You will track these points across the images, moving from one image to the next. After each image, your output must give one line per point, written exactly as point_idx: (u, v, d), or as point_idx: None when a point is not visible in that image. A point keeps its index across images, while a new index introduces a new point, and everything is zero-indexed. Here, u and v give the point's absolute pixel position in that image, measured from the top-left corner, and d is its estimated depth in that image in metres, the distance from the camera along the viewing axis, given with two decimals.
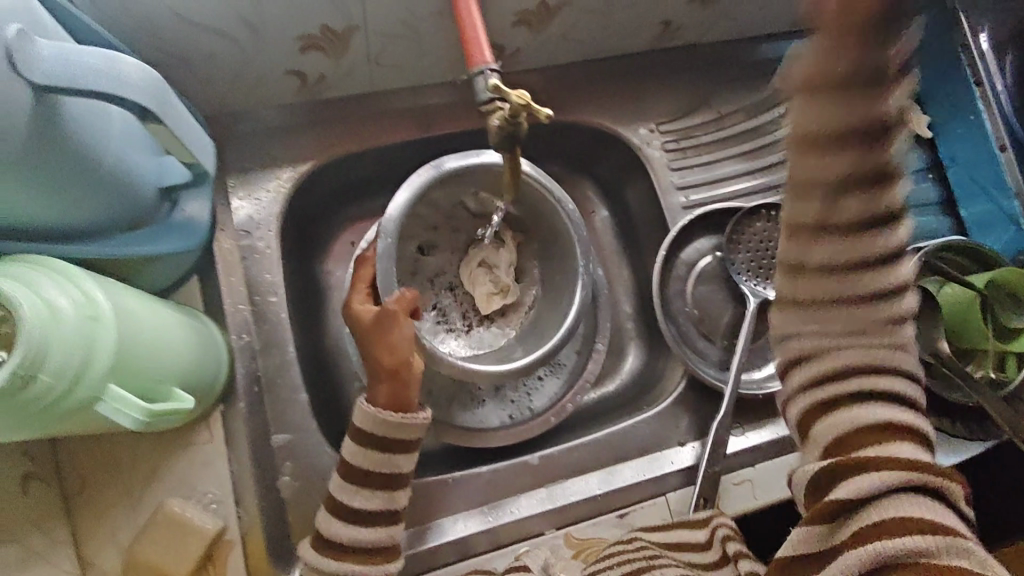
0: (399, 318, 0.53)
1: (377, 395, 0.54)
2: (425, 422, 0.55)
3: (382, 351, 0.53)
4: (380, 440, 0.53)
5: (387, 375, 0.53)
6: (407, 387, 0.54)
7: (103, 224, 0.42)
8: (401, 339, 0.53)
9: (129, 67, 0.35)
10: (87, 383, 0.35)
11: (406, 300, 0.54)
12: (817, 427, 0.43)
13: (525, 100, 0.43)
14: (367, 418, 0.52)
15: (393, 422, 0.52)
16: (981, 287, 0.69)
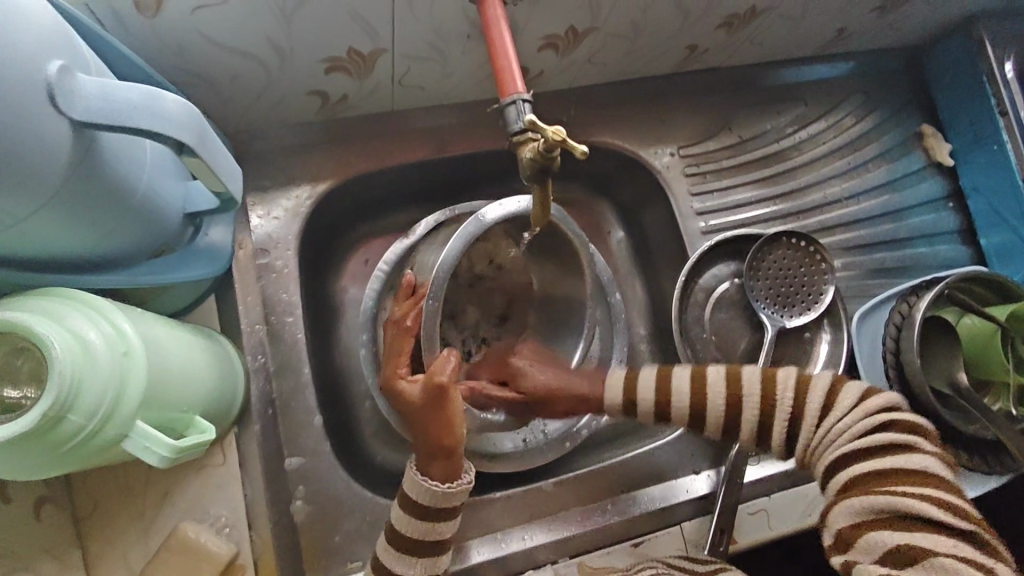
0: (447, 392, 0.50)
1: (426, 464, 0.51)
2: (472, 486, 0.52)
3: (432, 427, 0.50)
4: (429, 510, 0.51)
5: (437, 448, 0.51)
6: (456, 457, 0.51)
7: (131, 252, 0.42)
8: (455, 411, 0.50)
9: (172, 103, 0.34)
10: (116, 423, 0.33)
11: (452, 369, 0.51)
12: (838, 475, 0.48)
13: (561, 137, 0.42)
14: (417, 488, 0.51)
15: (441, 492, 0.50)
16: (1003, 320, 0.68)
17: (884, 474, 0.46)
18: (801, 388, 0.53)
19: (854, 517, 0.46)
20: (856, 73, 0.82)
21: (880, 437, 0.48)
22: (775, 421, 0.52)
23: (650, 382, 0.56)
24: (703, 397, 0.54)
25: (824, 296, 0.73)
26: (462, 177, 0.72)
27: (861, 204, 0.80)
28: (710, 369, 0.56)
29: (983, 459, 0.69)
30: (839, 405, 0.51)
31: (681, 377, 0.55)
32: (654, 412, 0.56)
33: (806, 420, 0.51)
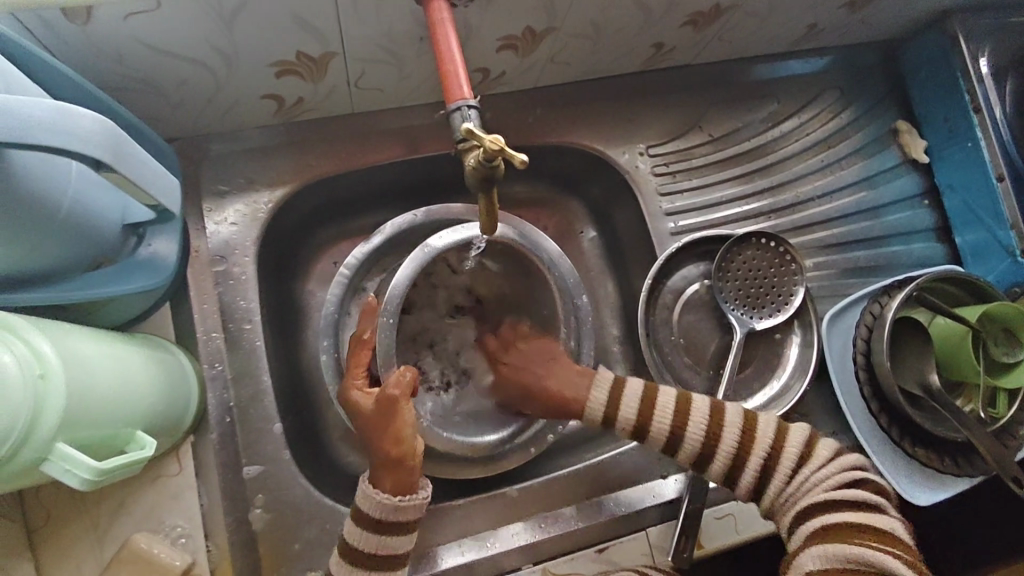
0: (400, 403, 0.53)
1: (380, 479, 0.52)
2: (427, 502, 0.52)
3: (385, 439, 0.52)
4: (385, 523, 0.51)
5: (390, 462, 0.52)
6: (410, 471, 0.52)
7: (63, 268, 0.42)
8: (405, 424, 0.52)
9: (84, 118, 0.35)
10: (33, 444, 0.34)
11: (404, 382, 0.53)
12: (806, 525, 0.50)
13: (499, 145, 0.41)
14: (369, 500, 0.51)
15: (394, 505, 0.50)
16: (974, 320, 0.65)
17: (853, 528, 0.48)
18: (746, 427, 0.55)
19: (823, 563, 0.47)
20: (831, 69, 0.80)
21: (851, 493, 0.50)
22: (686, 433, 0.56)
23: (604, 391, 0.58)
24: (649, 410, 0.57)
25: (794, 298, 0.71)
26: (427, 179, 0.71)
27: (835, 202, 0.78)
28: (630, 382, 0.59)
29: (956, 461, 0.67)
30: (787, 454, 0.54)
31: (634, 392, 0.58)
32: (601, 419, 0.58)
33: (721, 445, 0.55)
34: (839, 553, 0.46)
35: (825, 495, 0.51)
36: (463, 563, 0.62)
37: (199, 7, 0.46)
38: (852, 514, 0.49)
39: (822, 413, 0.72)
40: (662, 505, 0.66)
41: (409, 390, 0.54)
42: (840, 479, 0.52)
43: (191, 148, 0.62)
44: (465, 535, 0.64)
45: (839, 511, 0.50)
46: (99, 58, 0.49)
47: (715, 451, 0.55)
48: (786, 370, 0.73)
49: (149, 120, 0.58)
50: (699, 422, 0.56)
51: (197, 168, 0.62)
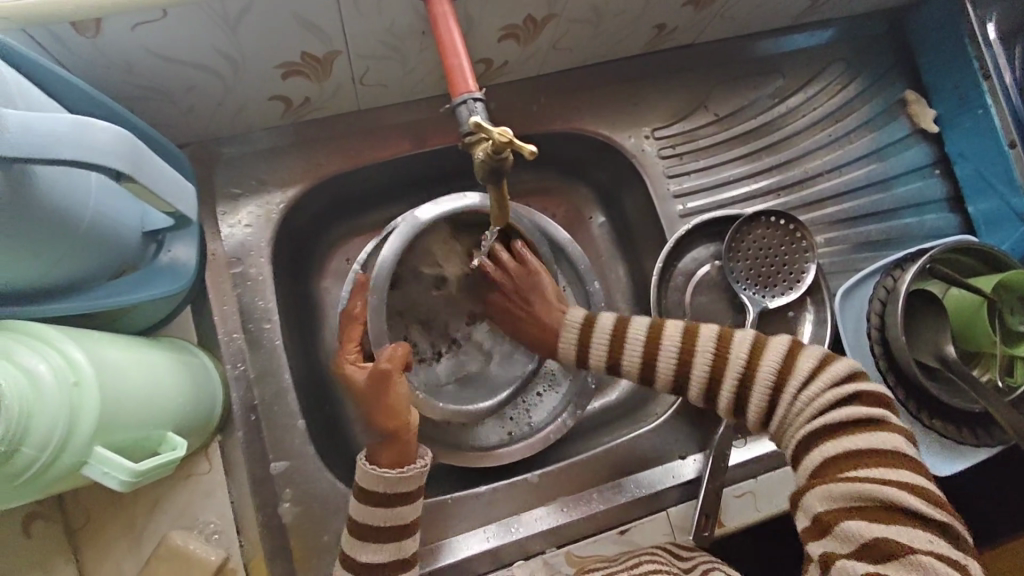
0: (392, 377, 0.54)
1: (381, 454, 0.54)
2: (427, 470, 0.55)
3: (382, 413, 0.54)
4: (381, 496, 0.53)
5: (388, 435, 0.54)
6: (406, 445, 0.54)
7: (89, 276, 0.43)
8: (402, 391, 0.54)
9: (102, 130, 0.35)
10: (74, 449, 0.35)
11: (398, 356, 0.55)
12: (811, 456, 0.49)
13: (507, 138, 0.41)
14: (369, 477, 0.53)
15: (393, 477, 0.53)
16: (989, 291, 0.65)
17: (868, 453, 0.47)
18: (790, 355, 0.53)
19: (831, 501, 0.46)
20: (837, 40, 0.79)
21: (848, 413, 0.49)
22: (755, 389, 0.53)
23: (642, 336, 0.58)
24: (723, 359, 0.55)
25: (805, 276, 0.72)
26: (435, 170, 0.71)
27: (846, 176, 0.78)
28: (704, 330, 0.57)
29: (974, 432, 0.67)
30: (797, 373, 0.52)
31: (675, 336, 0.57)
32: (671, 377, 0.57)
33: (756, 380, 0.53)
34: (848, 490, 0.46)
35: (821, 420, 0.50)
36: (487, 549, 0.63)
37: (204, 14, 0.47)
38: (856, 440, 0.48)
39: None
40: (682, 484, 0.66)
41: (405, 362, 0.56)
42: (831, 396, 0.51)
43: (202, 151, 0.63)
44: (489, 521, 0.65)
45: (842, 436, 0.49)
46: (109, 69, 0.50)
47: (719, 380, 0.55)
48: None
49: (159, 127, 0.59)
50: (704, 354, 0.55)
51: (210, 172, 0.63)
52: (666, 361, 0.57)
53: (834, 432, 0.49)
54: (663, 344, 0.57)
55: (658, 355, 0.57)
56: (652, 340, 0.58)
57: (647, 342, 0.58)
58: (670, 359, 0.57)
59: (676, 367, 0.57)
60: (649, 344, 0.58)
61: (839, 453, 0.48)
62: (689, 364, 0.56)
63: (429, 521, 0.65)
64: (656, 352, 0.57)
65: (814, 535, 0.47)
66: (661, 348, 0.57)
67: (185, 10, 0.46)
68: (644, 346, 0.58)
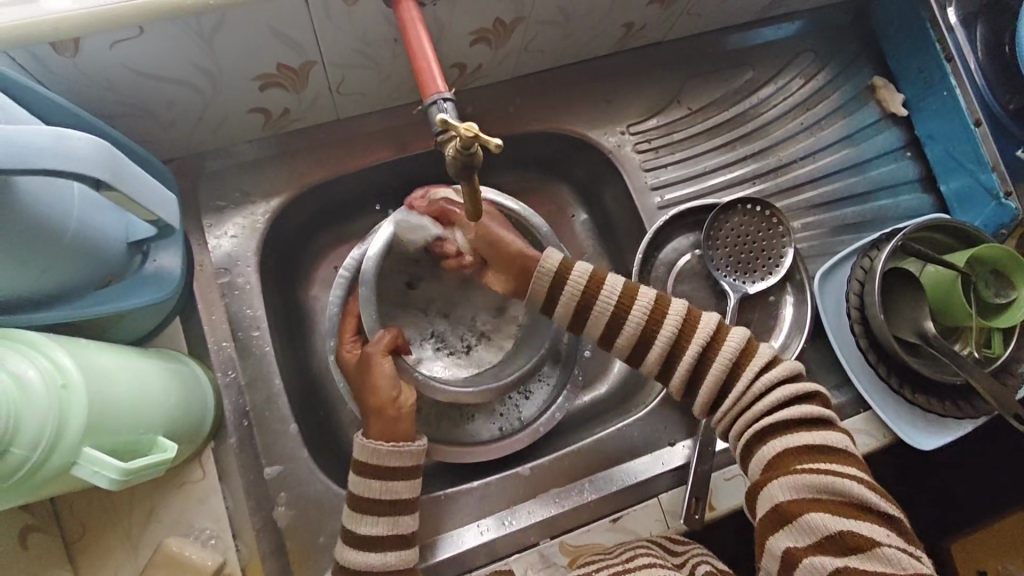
0: (375, 360, 0.60)
1: (372, 431, 0.58)
2: (420, 451, 0.58)
3: (370, 392, 0.59)
4: (375, 467, 0.56)
5: (378, 414, 0.58)
6: (398, 422, 0.58)
7: (75, 287, 0.45)
8: (381, 376, 0.59)
9: (80, 140, 0.37)
10: (63, 451, 0.36)
11: (386, 340, 0.61)
12: (769, 448, 0.51)
13: (474, 132, 0.43)
14: (365, 449, 0.56)
15: (385, 449, 0.56)
16: (963, 266, 0.66)
17: (822, 450, 0.49)
18: (745, 356, 0.54)
19: (794, 492, 0.47)
20: (803, 32, 0.82)
21: (801, 409, 0.52)
22: (712, 363, 0.54)
23: (614, 295, 0.57)
24: (690, 334, 0.55)
25: (783, 260, 0.73)
26: (415, 176, 0.72)
27: (819, 162, 0.80)
28: (674, 303, 0.57)
29: (957, 404, 0.68)
30: (755, 363, 0.54)
31: (645, 301, 0.57)
32: (626, 338, 0.57)
33: (717, 359, 0.54)
34: (808, 482, 0.47)
35: (772, 417, 0.52)
36: (482, 543, 0.64)
37: (179, 31, 0.49)
38: (809, 435, 0.50)
39: (823, 368, 0.73)
40: (672, 471, 0.67)
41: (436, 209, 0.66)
42: (787, 392, 0.52)
43: (187, 167, 0.64)
44: (484, 515, 0.66)
45: (797, 432, 0.51)
46: (92, 88, 0.51)
47: (679, 349, 0.55)
48: (782, 332, 0.74)
49: (143, 143, 0.60)
50: (671, 324, 0.56)
51: (194, 185, 0.64)
52: (628, 329, 0.56)
53: (790, 426, 0.51)
54: (635, 311, 0.56)
55: (619, 320, 0.57)
56: (628, 302, 0.57)
57: (617, 307, 0.57)
58: (633, 326, 0.56)
59: (636, 330, 0.56)
60: (626, 308, 0.57)
61: (800, 448, 0.50)
62: (651, 331, 0.56)
63: (425, 517, 0.66)
64: (623, 317, 0.57)
65: (774, 528, 0.47)
66: (630, 317, 0.56)
67: (159, 26, 0.48)
68: (612, 311, 0.57)
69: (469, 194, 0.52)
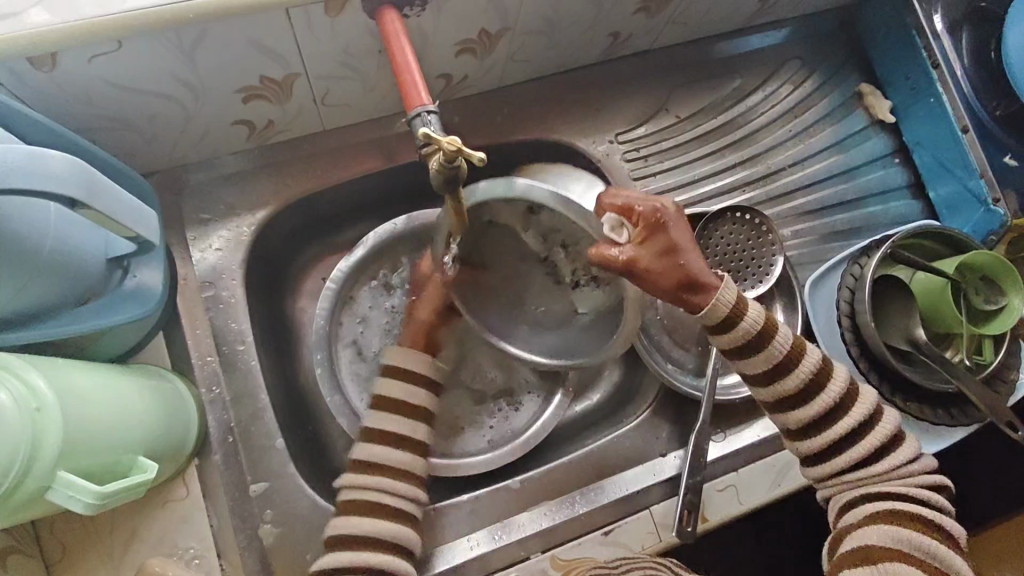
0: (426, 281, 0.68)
1: (405, 338, 0.65)
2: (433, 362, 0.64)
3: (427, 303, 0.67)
4: (388, 438, 0.57)
5: (423, 323, 0.66)
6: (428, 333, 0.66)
7: (54, 306, 0.44)
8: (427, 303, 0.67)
9: (55, 159, 0.36)
10: (36, 476, 0.35)
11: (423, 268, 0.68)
12: (873, 506, 0.49)
13: (457, 145, 0.42)
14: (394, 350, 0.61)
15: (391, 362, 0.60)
16: (951, 272, 0.66)
17: (933, 524, 0.48)
18: (850, 401, 0.52)
19: (890, 543, 0.47)
20: (791, 39, 0.82)
21: (927, 493, 0.50)
22: (816, 397, 0.52)
23: (730, 301, 0.50)
24: (802, 361, 0.52)
25: (773, 269, 0.73)
26: (402, 187, 0.72)
27: (809, 169, 0.80)
28: (782, 327, 0.52)
29: (950, 412, 0.67)
30: (874, 435, 0.51)
31: (760, 317, 0.51)
32: (732, 340, 0.51)
33: (825, 396, 0.52)
34: (906, 539, 0.47)
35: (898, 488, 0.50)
36: (473, 558, 0.63)
37: (158, 43, 0.48)
38: (927, 510, 0.49)
39: None
40: (664, 482, 0.66)
41: (656, 221, 0.49)
42: (914, 475, 0.51)
43: (169, 180, 0.63)
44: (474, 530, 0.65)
45: (917, 505, 0.49)
46: (70, 101, 0.51)
47: (790, 368, 0.52)
48: None
49: (124, 157, 0.59)
50: (783, 346, 0.52)
51: (178, 199, 0.64)
52: (738, 334, 0.51)
53: (911, 496, 0.50)
54: (747, 318, 0.51)
55: (729, 323, 0.50)
56: (741, 310, 0.51)
57: (736, 310, 0.50)
58: (746, 333, 0.51)
59: (749, 332, 0.51)
60: (742, 313, 0.51)
61: (912, 514, 0.48)
62: (758, 343, 0.51)
63: None
64: (733, 319, 0.50)
65: (852, 563, 0.47)
66: (744, 325, 0.50)
67: (138, 40, 0.47)
68: (724, 309, 0.50)
69: (456, 200, 0.49)
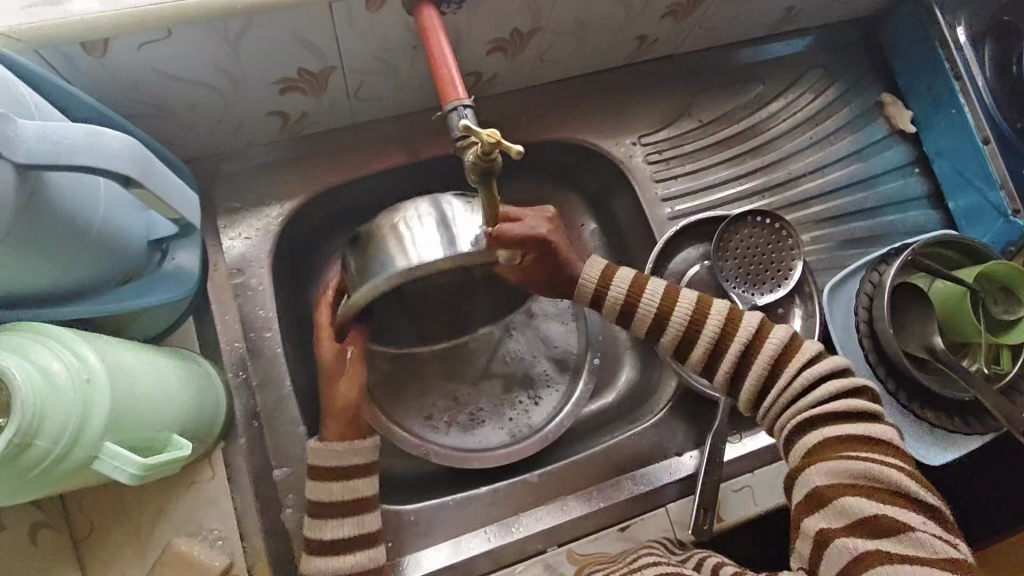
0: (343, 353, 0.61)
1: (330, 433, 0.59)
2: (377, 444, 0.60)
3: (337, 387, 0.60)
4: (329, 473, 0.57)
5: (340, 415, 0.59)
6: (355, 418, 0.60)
7: (101, 281, 0.45)
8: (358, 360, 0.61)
9: (111, 137, 0.37)
10: (86, 443, 0.37)
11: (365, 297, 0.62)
12: (809, 439, 0.50)
13: (495, 139, 0.43)
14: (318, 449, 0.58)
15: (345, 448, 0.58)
16: (971, 282, 0.67)
17: (868, 441, 0.49)
18: (757, 340, 0.54)
19: (834, 477, 0.47)
20: (814, 47, 0.83)
21: (851, 405, 0.51)
22: (735, 351, 0.54)
23: (648, 291, 0.57)
24: (702, 318, 0.56)
25: (793, 272, 0.74)
26: (428, 183, 0.73)
27: (829, 176, 0.80)
28: (715, 303, 0.57)
29: (965, 420, 0.68)
30: (798, 358, 0.53)
31: (654, 289, 0.58)
32: (646, 322, 0.57)
33: (735, 345, 0.55)
34: (848, 467, 0.47)
35: (822, 409, 0.51)
36: (490, 549, 0.64)
37: (205, 33, 0.49)
38: (857, 427, 0.49)
39: None
40: (680, 480, 0.67)
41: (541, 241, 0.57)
42: (836, 389, 0.52)
43: (204, 168, 0.65)
44: (491, 522, 0.66)
45: (848, 424, 0.50)
46: (115, 88, 0.52)
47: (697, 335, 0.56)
48: None
49: (163, 144, 0.61)
50: (683, 311, 0.56)
51: (211, 187, 0.65)
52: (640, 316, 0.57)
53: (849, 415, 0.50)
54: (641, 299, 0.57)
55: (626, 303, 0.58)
56: (637, 286, 0.58)
57: (628, 289, 0.58)
58: (642, 312, 0.57)
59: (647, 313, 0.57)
60: (633, 288, 0.58)
61: (847, 436, 0.49)
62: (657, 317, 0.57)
63: (432, 523, 0.66)
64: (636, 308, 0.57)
65: (808, 511, 0.47)
66: (641, 306, 0.57)
67: (187, 30, 0.48)
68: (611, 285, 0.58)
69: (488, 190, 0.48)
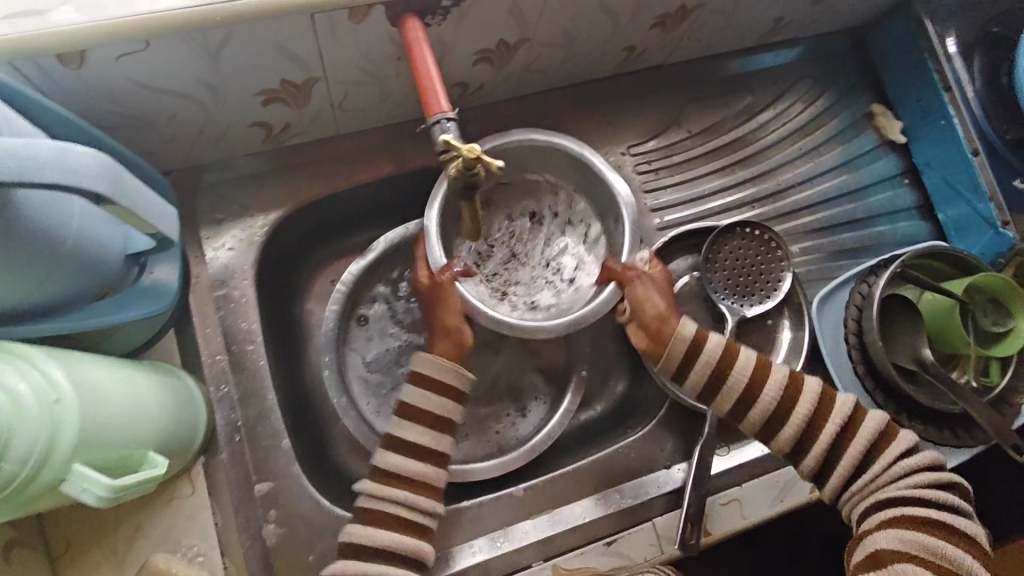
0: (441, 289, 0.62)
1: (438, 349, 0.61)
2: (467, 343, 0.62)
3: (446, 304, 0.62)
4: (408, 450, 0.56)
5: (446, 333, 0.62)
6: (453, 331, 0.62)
7: (75, 297, 0.45)
8: (456, 303, 0.62)
9: (80, 154, 0.36)
10: (55, 465, 0.36)
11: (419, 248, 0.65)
12: (883, 511, 0.51)
13: (476, 154, 0.43)
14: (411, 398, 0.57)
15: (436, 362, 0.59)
16: (960, 294, 0.66)
17: (946, 524, 0.49)
18: (792, 394, 0.55)
19: (898, 544, 0.48)
20: (803, 58, 0.82)
21: (932, 486, 0.51)
22: (769, 401, 0.55)
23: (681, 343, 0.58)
24: (734, 369, 0.56)
25: (782, 284, 0.73)
26: (415, 193, 0.72)
27: (818, 187, 0.80)
28: (741, 352, 0.57)
29: (956, 433, 0.67)
30: (835, 413, 0.54)
31: (684, 336, 0.58)
32: (678, 370, 0.58)
33: (770, 396, 0.55)
34: (914, 539, 0.48)
35: (902, 488, 0.51)
36: (476, 563, 0.63)
37: (186, 46, 0.49)
38: (938, 509, 0.50)
39: None
40: (668, 494, 0.66)
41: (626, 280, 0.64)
42: (919, 473, 0.52)
43: (185, 179, 0.64)
44: (476, 537, 0.65)
45: (928, 504, 0.50)
46: (92, 99, 0.51)
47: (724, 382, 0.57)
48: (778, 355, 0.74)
49: (144, 155, 0.60)
50: (711, 359, 0.57)
51: (193, 198, 0.64)
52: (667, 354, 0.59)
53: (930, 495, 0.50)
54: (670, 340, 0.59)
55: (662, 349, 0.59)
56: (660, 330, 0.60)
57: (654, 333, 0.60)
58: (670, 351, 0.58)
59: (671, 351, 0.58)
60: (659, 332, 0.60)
61: (923, 515, 0.49)
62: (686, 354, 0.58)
63: None
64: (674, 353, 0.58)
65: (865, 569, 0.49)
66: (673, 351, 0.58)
67: (166, 41, 0.48)
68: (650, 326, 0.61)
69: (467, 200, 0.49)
